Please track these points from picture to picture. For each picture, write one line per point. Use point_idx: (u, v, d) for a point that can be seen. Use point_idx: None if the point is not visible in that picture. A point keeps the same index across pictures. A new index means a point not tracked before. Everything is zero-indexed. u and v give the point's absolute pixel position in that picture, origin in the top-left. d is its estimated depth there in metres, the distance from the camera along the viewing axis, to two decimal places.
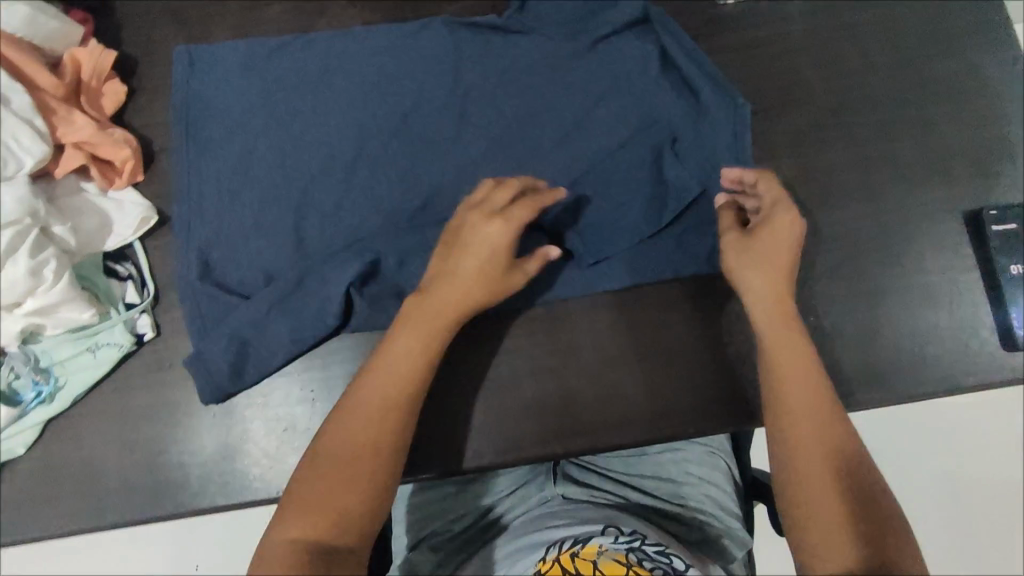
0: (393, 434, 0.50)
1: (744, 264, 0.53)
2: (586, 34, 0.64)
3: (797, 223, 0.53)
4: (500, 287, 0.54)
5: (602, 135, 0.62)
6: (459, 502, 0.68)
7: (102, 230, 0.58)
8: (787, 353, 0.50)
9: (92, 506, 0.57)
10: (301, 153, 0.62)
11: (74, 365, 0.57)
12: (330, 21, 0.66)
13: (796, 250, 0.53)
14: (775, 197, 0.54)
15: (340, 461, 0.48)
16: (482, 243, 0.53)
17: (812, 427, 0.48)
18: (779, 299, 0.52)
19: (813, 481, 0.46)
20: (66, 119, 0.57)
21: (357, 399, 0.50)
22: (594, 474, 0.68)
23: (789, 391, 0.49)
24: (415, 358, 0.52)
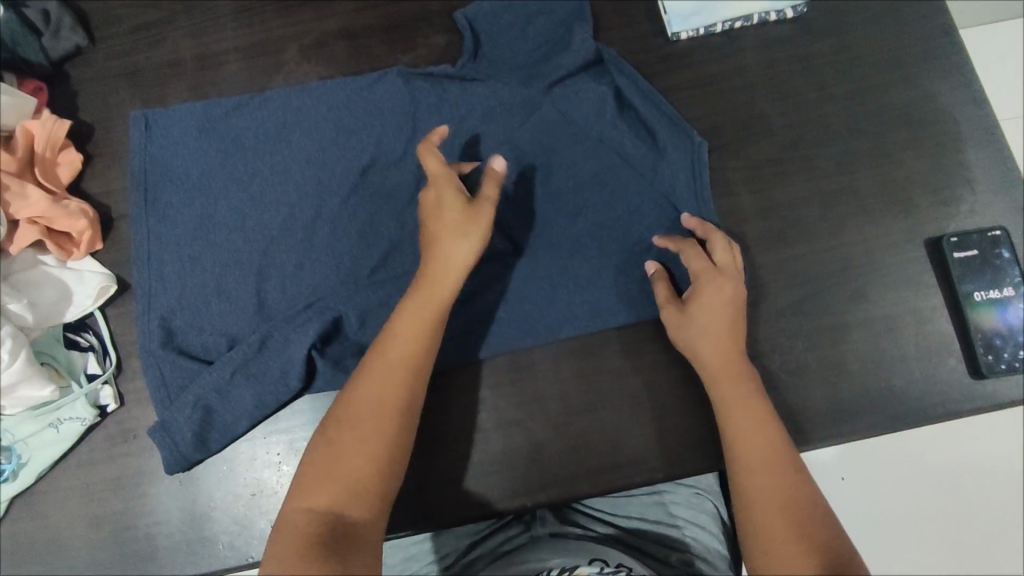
0: (399, 404, 0.50)
1: (682, 332, 0.55)
2: (541, 79, 0.64)
3: (726, 285, 0.55)
4: (468, 223, 0.54)
5: (561, 179, 0.62)
6: (440, 544, 0.67)
7: (60, 303, 0.58)
8: (741, 407, 0.51)
9: None
10: (261, 213, 0.62)
11: (37, 441, 0.56)
12: (285, 77, 0.66)
13: (738, 311, 0.55)
14: (698, 266, 0.56)
15: (350, 431, 0.49)
16: (437, 202, 0.55)
17: (770, 480, 0.48)
18: (724, 359, 0.53)
19: (773, 536, 0.46)
20: (19, 195, 0.57)
21: (367, 376, 0.50)
22: (580, 515, 0.67)
23: (744, 448, 0.50)
24: (419, 334, 0.52)
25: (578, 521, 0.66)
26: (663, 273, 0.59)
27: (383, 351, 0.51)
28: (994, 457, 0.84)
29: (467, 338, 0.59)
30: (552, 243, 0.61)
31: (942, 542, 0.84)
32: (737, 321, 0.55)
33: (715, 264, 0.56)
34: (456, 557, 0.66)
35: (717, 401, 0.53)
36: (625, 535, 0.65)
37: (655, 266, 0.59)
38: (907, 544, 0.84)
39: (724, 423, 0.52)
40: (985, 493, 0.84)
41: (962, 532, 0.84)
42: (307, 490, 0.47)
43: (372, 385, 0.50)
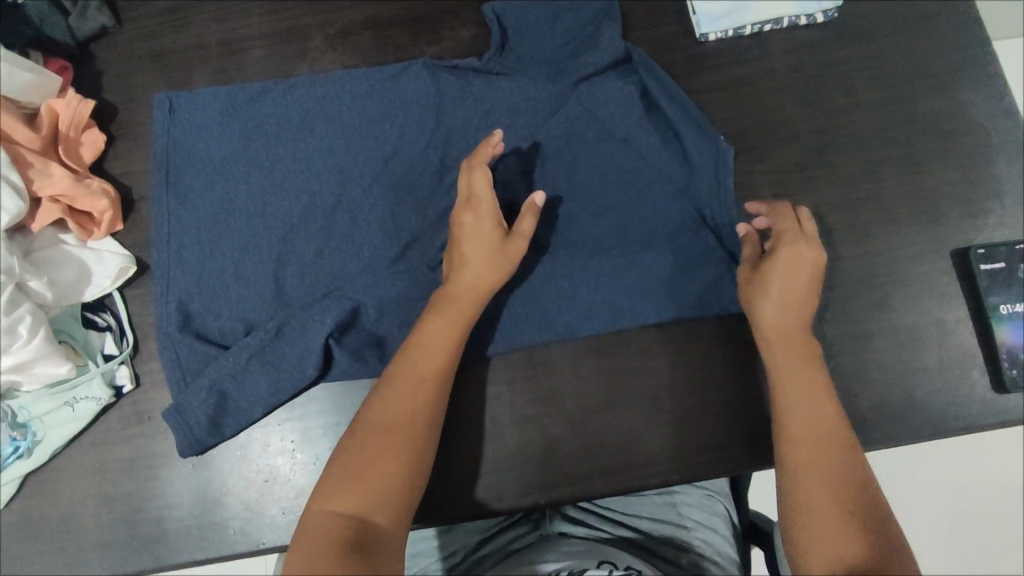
0: (425, 411, 0.50)
1: (753, 292, 0.55)
2: (566, 77, 0.64)
3: (805, 250, 0.55)
4: (502, 258, 0.55)
5: (584, 177, 0.62)
6: (449, 540, 0.67)
7: (80, 281, 0.58)
8: (799, 382, 0.52)
9: (68, 563, 0.55)
10: (282, 200, 0.62)
11: (52, 420, 0.56)
12: (310, 66, 0.66)
13: (814, 281, 0.54)
14: (784, 227, 0.56)
15: (377, 435, 0.49)
16: (476, 226, 0.56)
17: (819, 455, 0.49)
18: (787, 329, 0.54)
19: (815, 508, 0.47)
20: (42, 173, 0.57)
21: (394, 384, 0.51)
22: (591, 515, 0.67)
23: (796, 422, 0.51)
24: (446, 348, 0.52)
25: (589, 521, 0.66)
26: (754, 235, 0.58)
27: (410, 361, 0.52)
28: (1004, 476, 0.84)
29: (485, 332, 0.59)
30: (573, 240, 0.60)
31: (951, 558, 0.83)
32: (811, 297, 0.54)
33: (801, 229, 0.56)
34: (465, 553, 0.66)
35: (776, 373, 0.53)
36: (637, 535, 0.65)
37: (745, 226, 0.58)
38: (916, 557, 0.83)
39: (779, 396, 0.52)
40: (993, 511, 0.83)
41: (969, 548, 0.83)
42: (331, 491, 0.47)
43: (400, 395, 0.50)
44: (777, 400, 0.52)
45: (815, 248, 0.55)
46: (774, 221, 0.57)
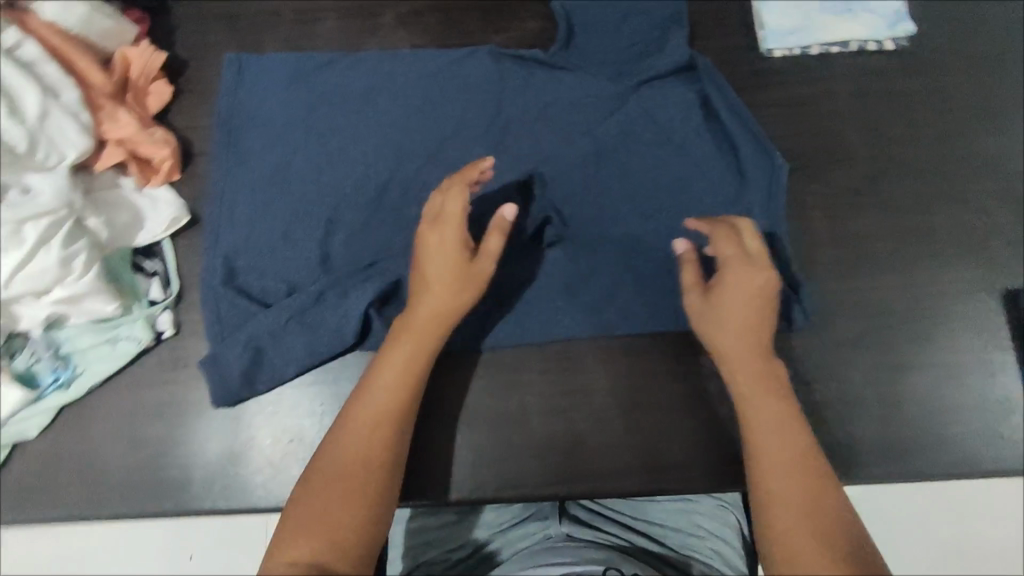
0: (388, 448, 0.48)
1: (711, 323, 0.53)
2: (629, 78, 0.64)
3: (756, 273, 0.52)
4: (469, 284, 0.53)
5: (637, 178, 0.62)
6: (457, 531, 0.66)
7: (133, 225, 0.59)
8: (761, 405, 0.49)
9: (94, 497, 0.56)
10: (336, 169, 0.63)
11: (93, 355, 0.57)
12: (378, 42, 0.68)
13: (765, 299, 0.52)
14: (727, 251, 0.54)
15: (336, 476, 0.46)
16: (439, 248, 0.53)
17: (793, 484, 0.44)
18: (745, 360, 0.51)
19: (795, 539, 0.42)
20: (110, 116, 0.59)
21: (350, 427, 0.48)
22: (601, 518, 0.66)
23: (766, 450, 0.47)
24: (405, 384, 0.51)
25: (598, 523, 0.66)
26: (692, 254, 0.56)
27: (367, 401, 0.50)
28: None
29: (523, 319, 0.59)
30: (619, 238, 0.61)
31: None
32: (764, 316, 0.52)
33: (747, 250, 0.53)
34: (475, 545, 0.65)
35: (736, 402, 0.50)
36: (648, 541, 0.65)
37: (683, 244, 0.56)
38: None
39: (745, 424, 0.49)
40: None
41: None
42: (290, 539, 0.43)
43: (356, 436, 0.48)
44: (747, 431, 0.49)
45: (764, 265, 0.53)
46: (716, 245, 0.55)
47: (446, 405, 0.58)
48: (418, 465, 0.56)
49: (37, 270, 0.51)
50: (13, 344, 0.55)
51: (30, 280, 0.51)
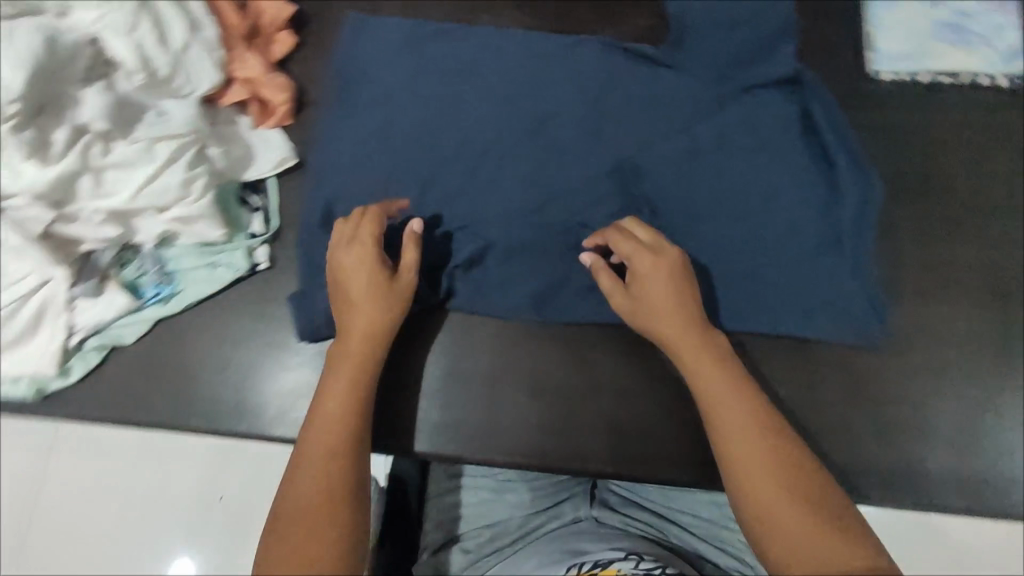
0: (349, 468, 0.48)
1: (645, 319, 0.55)
2: (732, 83, 0.65)
3: (662, 262, 0.56)
4: (393, 297, 0.55)
5: (729, 180, 0.63)
6: (491, 509, 0.68)
7: (245, 160, 0.62)
8: (717, 386, 0.51)
9: (177, 407, 0.60)
10: (440, 133, 0.65)
11: (192, 276, 0.61)
12: (491, 19, 0.70)
13: (680, 276, 0.55)
14: (628, 249, 0.56)
15: (302, 512, 0.45)
16: (357, 268, 0.55)
17: (760, 458, 0.47)
18: (693, 347, 0.53)
19: (775, 513, 0.44)
20: (240, 57, 0.63)
21: (306, 460, 0.48)
22: (634, 506, 0.68)
23: (729, 434, 0.48)
24: (345, 409, 0.50)
25: (632, 512, 0.67)
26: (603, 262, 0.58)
27: (311, 436, 0.49)
28: None
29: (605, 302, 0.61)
30: (704, 236, 0.62)
31: None
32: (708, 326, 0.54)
33: (644, 243, 0.57)
34: (507, 525, 0.67)
35: (690, 376, 0.53)
36: (681, 532, 0.67)
37: (591, 258, 0.58)
38: None
39: (705, 408, 0.51)
40: None
41: None
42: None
43: (307, 471, 0.47)
44: (708, 416, 0.51)
45: (667, 248, 0.56)
46: (619, 247, 0.57)
47: (523, 373, 0.60)
48: (490, 426, 0.59)
49: (160, 188, 0.55)
50: (124, 255, 0.60)
51: (153, 196, 0.55)
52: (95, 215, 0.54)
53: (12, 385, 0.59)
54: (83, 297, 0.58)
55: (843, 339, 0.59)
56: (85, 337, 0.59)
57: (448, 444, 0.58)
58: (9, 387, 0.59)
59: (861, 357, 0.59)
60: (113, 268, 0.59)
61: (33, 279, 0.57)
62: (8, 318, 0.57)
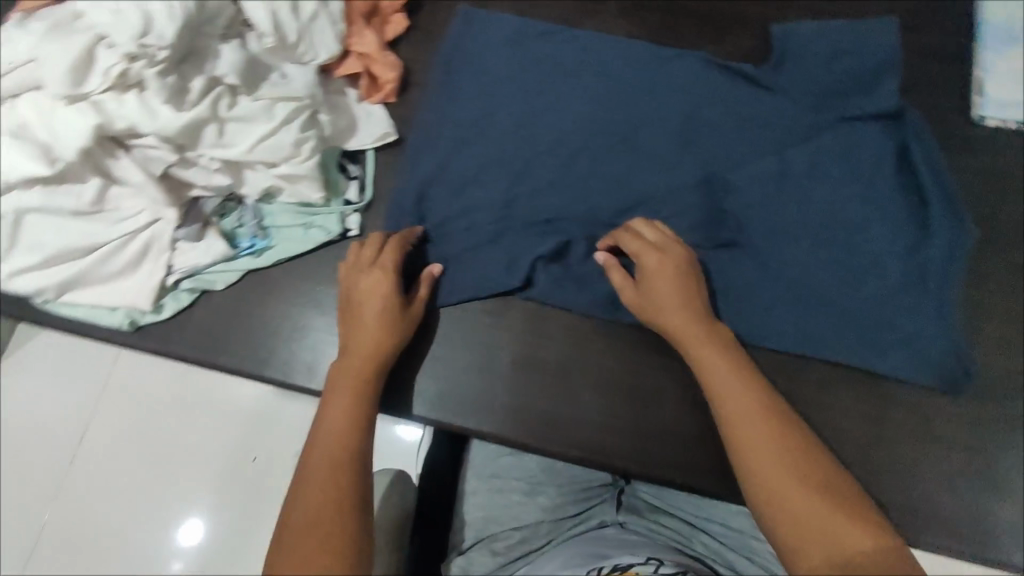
0: (354, 484, 0.50)
1: (653, 313, 0.56)
2: (830, 111, 0.65)
3: (666, 260, 0.57)
4: (400, 320, 0.58)
5: (819, 207, 0.63)
6: (521, 512, 0.69)
7: (349, 131, 0.65)
8: (748, 426, 0.49)
9: (255, 356, 0.63)
10: (535, 128, 0.67)
11: (287, 234, 0.64)
12: (596, 24, 0.72)
13: (685, 271, 0.57)
14: (635, 248, 0.58)
15: (308, 524, 0.47)
16: (372, 292, 0.58)
17: (772, 448, 0.48)
18: (698, 341, 0.54)
19: (794, 502, 0.45)
20: (358, 33, 0.66)
21: (311, 475, 0.50)
22: (663, 514, 0.68)
23: (741, 426, 0.49)
24: (349, 425, 0.53)
25: (663, 520, 0.67)
26: (615, 261, 0.60)
27: (315, 455, 0.51)
28: None
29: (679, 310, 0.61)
30: (787, 259, 0.61)
31: None
32: (729, 365, 0.53)
33: (649, 242, 0.59)
34: (536, 529, 0.68)
35: (695, 369, 0.54)
36: (710, 540, 0.67)
37: (603, 255, 0.60)
38: None
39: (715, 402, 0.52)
40: None
41: None
42: None
43: (312, 487, 0.49)
44: (716, 407, 0.52)
45: (672, 246, 0.58)
46: (627, 246, 0.59)
47: (590, 368, 0.61)
48: (550, 416, 0.60)
49: (274, 144, 0.57)
50: (226, 206, 0.63)
51: (266, 151, 0.57)
52: (212, 161, 0.58)
53: (110, 315, 0.63)
54: (184, 240, 0.62)
55: (921, 381, 0.58)
56: (181, 278, 0.63)
57: (516, 428, 0.60)
58: (106, 316, 0.63)
59: (937, 401, 0.58)
60: (214, 217, 0.63)
61: (144, 217, 0.60)
62: (115, 251, 0.60)
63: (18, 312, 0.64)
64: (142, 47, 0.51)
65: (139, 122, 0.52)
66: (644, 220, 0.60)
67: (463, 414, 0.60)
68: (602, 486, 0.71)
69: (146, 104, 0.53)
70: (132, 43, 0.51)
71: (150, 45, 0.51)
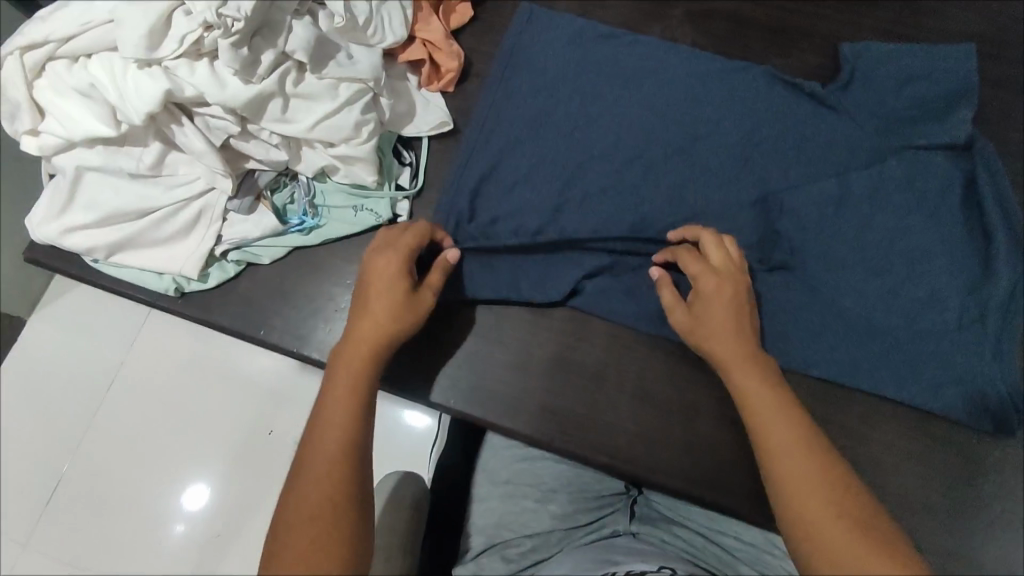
0: (351, 480, 0.48)
1: (703, 338, 0.55)
2: (897, 137, 0.63)
3: (724, 285, 0.56)
4: (415, 312, 0.55)
5: (877, 235, 0.61)
6: (534, 519, 0.68)
7: (407, 116, 0.65)
8: (797, 466, 0.47)
9: (294, 333, 0.63)
10: (592, 130, 0.66)
11: (336, 214, 0.64)
12: (662, 29, 0.71)
13: (740, 299, 0.56)
14: (694, 268, 0.57)
15: (302, 527, 0.45)
16: (384, 277, 0.55)
17: (819, 494, 0.46)
18: (746, 371, 0.53)
19: (839, 556, 0.43)
20: (424, 20, 0.66)
21: (306, 473, 0.48)
22: (676, 527, 0.66)
23: (788, 467, 0.48)
24: (349, 421, 0.50)
25: (676, 532, 0.66)
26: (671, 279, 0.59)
27: (312, 449, 0.49)
28: None
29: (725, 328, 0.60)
30: (839, 286, 0.60)
31: None
32: (775, 401, 0.51)
33: (709, 263, 0.57)
34: (548, 537, 0.66)
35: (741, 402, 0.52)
36: (724, 554, 0.65)
37: (660, 271, 0.59)
38: None
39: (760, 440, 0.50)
40: None
41: None
42: None
43: (309, 483, 0.47)
44: (761, 442, 0.50)
45: (731, 271, 0.57)
46: (685, 263, 0.58)
47: (628, 378, 0.60)
48: (584, 422, 0.59)
49: (336, 125, 0.57)
50: (279, 181, 0.64)
51: (327, 130, 0.58)
52: (272, 135, 0.58)
53: (157, 279, 0.63)
54: (235, 212, 0.62)
55: (970, 423, 0.57)
56: (228, 249, 0.63)
57: (545, 429, 0.59)
58: (153, 280, 0.63)
59: (982, 444, 0.57)
60: (266, 191, 0.63)
61: (199, 185, 0.61)
62: (167, 217, 0.61)
63: (67, 269, 0.65)
64: (219, 17, 0.50)
65: (207, 91, 0.53)
66: (706, 233, 0.59)
67: (494, 410, 0.60)
68: (615, 495, 0.70)
69: (216, 75, 0.53)
70: (210, 12, 0.50)
71: (227, 16, 0.50)
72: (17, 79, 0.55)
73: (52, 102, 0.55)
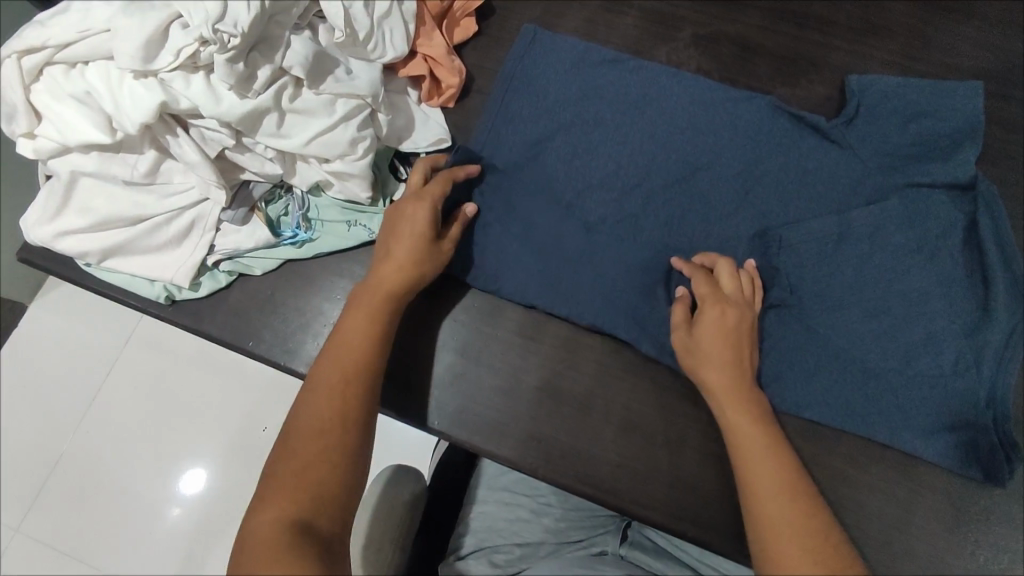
0: (361, 400, 0.51)
1: (698, 361, 0.55)
2: (900, 174, 0.62)
3: (727, 311, 0.56)
4: (430, 258, 0.57)
5: (873, 273, 0.60)
6: (525, 529, 0.68)
7: (405, 131, 0.64)
8: (773, 509, 0.47)
9: (283, 345, 0.63)
10: (590, 154, 0.66)
11: (329, 228, 0.64)
12: (668, 52, 0.70)
13: (740, 329, 0.56)
14: (703, 291, 0.57)
15: (308, 429, 0.48)
16: (411, 221, 0.57)
17: (793, 533, 0.45)
18: (735, 405, 0.53)
19: None
20: (427, 34, 0.65)
21: (321, 383, 0.51)
22: (665, 558, 0.65)
23: (767, 505, 0.47)
24: (360, 352, 0.52)
25: (666, 565, 0.64)
26: (689, 299, 0.59)
27: (327, 366, 0.52)
28: None
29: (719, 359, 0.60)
30: (833, 325, 0.59)
31: None
32: (762, 439, 0.51)
33: (719, 290, 0.57)
34: (537, 548, 0.66)
35: (729, 435, 0.52)
36: None
37: (682, 289, 0.59)
38: None
39: (742, 474, 0.50)
40: None
41: None
42: (267, 499, 0.45)
43: (322, 394, 0.50)
44: (743, 478, 0.49)
45: (735, 302, 0.57)
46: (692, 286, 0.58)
47: (615, 404, 0.60)
48: (567, 448, 0.59)
49: (331, 140, 0.57)
50: (274, 193, 0.64)
51: (322, 146, 0.57)
52: (267, 149, 0.58)
53: (148, 287, 0.63)
54: (228, 223, 0.62)
55: (959, 470, 0.56)
56: (220, 260, 0.63)
57: (528, 457, 0.59)
58: (144, 287, 0.64)
59: (969, 491, 0.56)
60: (261, 202, 0.63)
61: (193, 195, 0.60)
62: (160, 225, 0.61)
63: (59, 271, 0.65)
64: (215, 33, 0.50)
65: (201, 105, 0.53)
66: (716, 261, 0.59)
67: (477, 432, 0.60)
68: (609, 517, 0.70)
69: (212, 88, 0.53)
70: (206, 27, 0.50)
71: (224, 31, 0.50)
72: (12, 81, 0.54)
73: (51, 107, 0.54)
